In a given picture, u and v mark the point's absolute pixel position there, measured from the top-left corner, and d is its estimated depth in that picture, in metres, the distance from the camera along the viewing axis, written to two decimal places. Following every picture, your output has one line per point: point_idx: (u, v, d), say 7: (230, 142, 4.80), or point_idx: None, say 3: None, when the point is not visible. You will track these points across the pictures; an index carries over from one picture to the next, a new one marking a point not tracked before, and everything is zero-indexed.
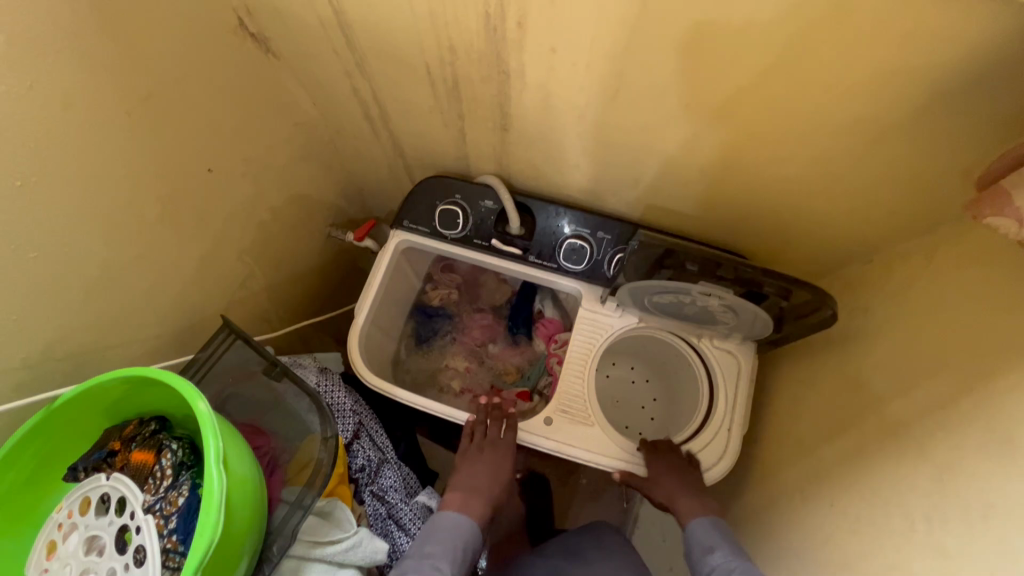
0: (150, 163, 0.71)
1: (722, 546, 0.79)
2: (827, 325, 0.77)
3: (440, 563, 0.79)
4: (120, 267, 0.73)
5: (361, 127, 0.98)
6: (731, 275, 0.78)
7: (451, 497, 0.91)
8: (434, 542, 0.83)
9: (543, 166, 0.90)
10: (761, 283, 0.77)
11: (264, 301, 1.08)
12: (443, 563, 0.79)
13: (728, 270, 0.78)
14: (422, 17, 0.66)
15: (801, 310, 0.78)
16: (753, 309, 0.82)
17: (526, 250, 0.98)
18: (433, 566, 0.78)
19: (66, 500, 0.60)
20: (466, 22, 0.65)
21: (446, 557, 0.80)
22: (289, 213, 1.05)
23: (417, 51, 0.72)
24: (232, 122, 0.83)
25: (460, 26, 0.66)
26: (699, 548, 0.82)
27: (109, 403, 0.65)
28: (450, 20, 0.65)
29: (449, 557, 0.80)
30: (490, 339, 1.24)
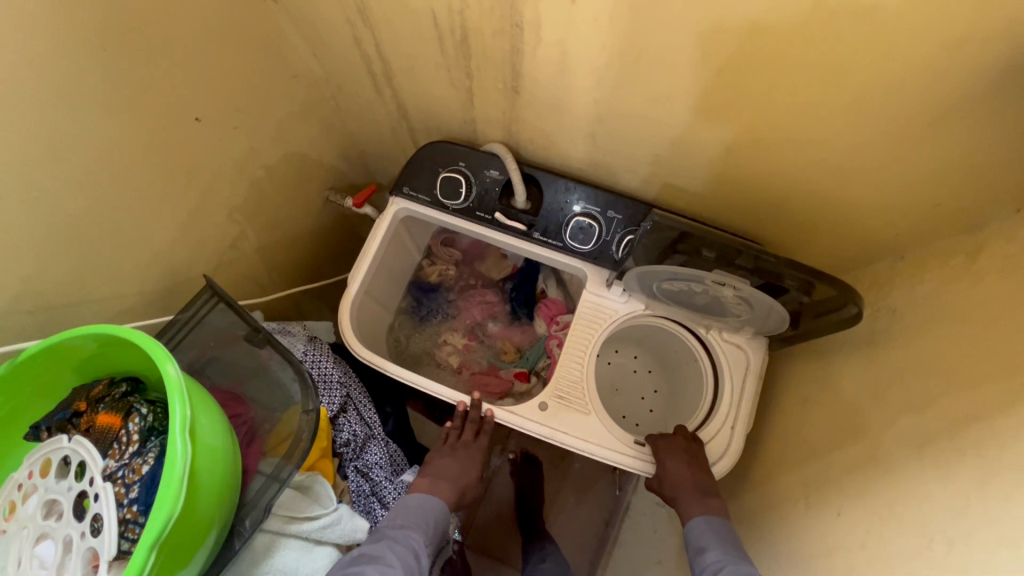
0: (129, 106, 0.66)
1: (715, 547, 0.77)
2: (850, 325, 0.72)
3: (415, 532, 0.76)
4: (97, 216, 0.68)
5: (364, 84, 0.92)
6: (749, 265, 0.73)
7: (421, 480, 0.85)
8: (409, 515, 0.78)
9: (555, 137, 0.84)
10: (782, 275, 0.72)
11: (256, 263, 1.04)
12: (418, 533, 0.76)
13: (745, 257, 0.73)
14: None
15: (822, 306, 0.73)
16: (770, 303, 0.77)
17: (531, 226, 0.92)
18: (407, 536, 0.75)
19: (27, 460, 0.57)
20: None
21: (419, 528, 0.77)
22: (285, 173, 1.00)
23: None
24: (223, 67, 0.77)
25: None
26: (693, 548, 0.79)
27: (80, 360, 0.62)
28: None
29: (422, 528, 0.77)
30: (489, 317, 1.19)
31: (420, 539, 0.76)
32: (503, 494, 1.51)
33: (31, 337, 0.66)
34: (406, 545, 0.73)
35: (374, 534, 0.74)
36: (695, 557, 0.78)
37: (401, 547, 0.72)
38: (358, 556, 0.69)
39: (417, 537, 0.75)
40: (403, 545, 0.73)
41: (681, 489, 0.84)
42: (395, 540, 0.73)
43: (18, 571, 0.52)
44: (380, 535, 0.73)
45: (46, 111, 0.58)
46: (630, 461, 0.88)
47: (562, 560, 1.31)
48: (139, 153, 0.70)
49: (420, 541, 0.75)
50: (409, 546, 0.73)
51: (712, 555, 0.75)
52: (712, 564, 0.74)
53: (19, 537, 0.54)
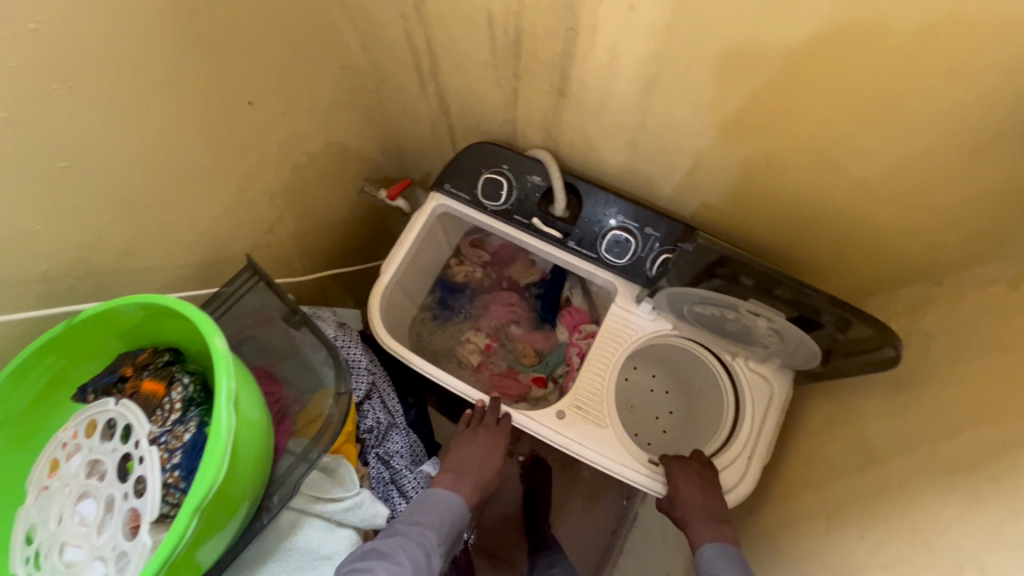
0: (187, 85, 0.68)
1: None
2: (886, 368, 0.67)
3: (429, 530, 0.76)
4: (148, 191, 0.70)
5: (410, 78, 0.94)
6: (790, 296, 0.69)
7: (444, 477, 0.85)
8: (423, 513, 0.79)
9: (596, 143, 0.85)
10: (820, 311, 0.68)
11: (291, 247, 1.06)
12: (431, 533, 0.76)
13: (785, 288, 0.69)
14: None
15: (858, 345, 0.68)
16: (800, 337, 0.73)
17: (567, 235, 0.92)
18: (421, 533, 0.75)
19: (73, 420, 0.58)
20: None
21: (433, 526, 0.77)
22: (325, 161, 1.03)
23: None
24: (277, 54, 0.78)
25: None
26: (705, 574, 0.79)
27: (128, 327, 0.64)
28: None
29: (437, 527, 0.78)
30: (512, 320, 1.20)
31: (433, 538, 0.76)
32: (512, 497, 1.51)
33: (82, 301, 0.68)
34: (418, 542, 0.74)
35: (388, 529, 0.74)
36: None
37: (413, 545, 0.73)
38: (368, 550, 0.70)
39: (429, 536, 0.76)
40: (414, 543, 0.73)
41: (691, 514, 0.83)
42: (406, 537, 0.73)
43: (60, 527, 0.54)
44: (394, 530, 0.74)
45: (111, 85, 0.59)
46: (642, 480, 0.87)
47: (568, 566, 1.31)
48: (193, 132, 0.72)
49: (434, 540, 0.76)
50: (421, 544, 0.74)
51: None
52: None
53: (62, 494, 0.55)
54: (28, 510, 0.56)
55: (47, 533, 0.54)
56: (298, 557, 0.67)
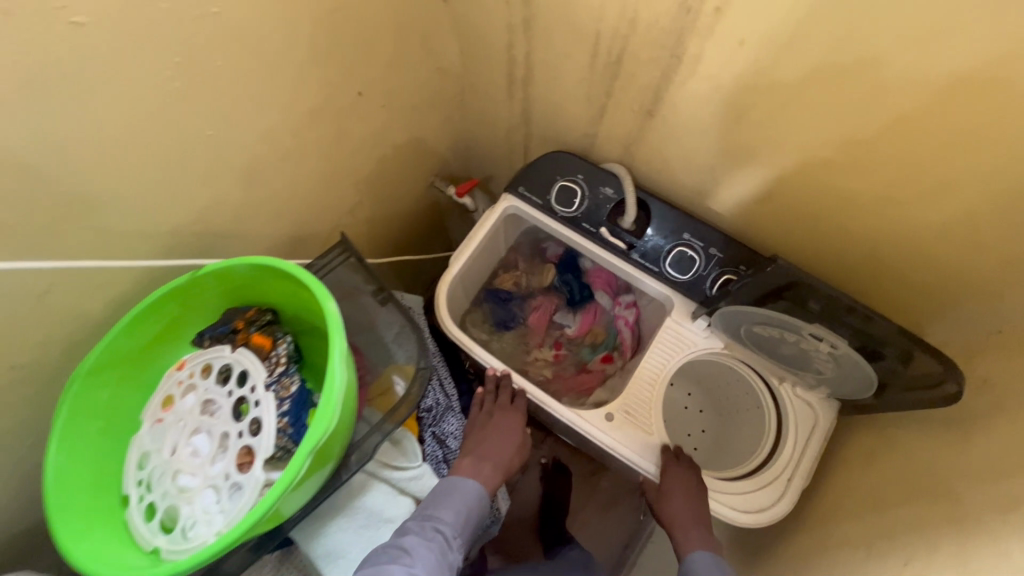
0: (313, 71, 0.74)
1: None
2: (947, 405, 0.69)
3: (444, 525, 0.72)
4: (264, 162, 0.76)
5: (498, 85, 0.99)
6: (858, 325, 0.73)
7: (463, 464, 0.84)
8: (430, 505, 0.74)
9: (672, 163, 0.90)
10: (882, 343, 0.72)
11: (363, 231, 1.12)
12: (446, 525, 0.72)
13: (852, 313, 0.73)
14: None
15: (918, 379, 0.71)
16: (862, 365, 0.77)
17: (631, 247, 0.97)
18: (434, 529, 0.71)
19: (189, 362, 0.64)
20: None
21: (448, 518, 0.73)
22: (406, 154, 1.09)
23: (594, 15, 0.72)
24: (389, 51, 0.85)
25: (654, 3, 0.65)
26: None
27: (239, 286, 0.70)
28: None
29: (452, 519, 0.73)
30: (557, 313, 1.21)
31: (451, 530, 0.72)
32: (527, 500, 1.53)
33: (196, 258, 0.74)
34: (430, 540, 0.69)
35: (401, 528, 0.71)
36: None
37: (425, 544, 0.68)
38: (380, 554, 0.67)
39: (443, 531, 0.71)
40: (427, 540, 0.69)
41: (679, 520, 0.89)
42: (418, 536, 0.69)
43: (173, 456, 0.60)
44: (404, 528, 0.70)
45: (258, 65, 0.65)
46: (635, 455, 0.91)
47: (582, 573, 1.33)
48: (309, 115, 0.78)
49: (449, 534, 0.71)
50: (435, 542, 0.69)
51: None
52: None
53: (177, 427, 0.61)
54: (142, 439, 0.62)
55: (161, 460, 0.60)
56: (366, 516, 0.72)
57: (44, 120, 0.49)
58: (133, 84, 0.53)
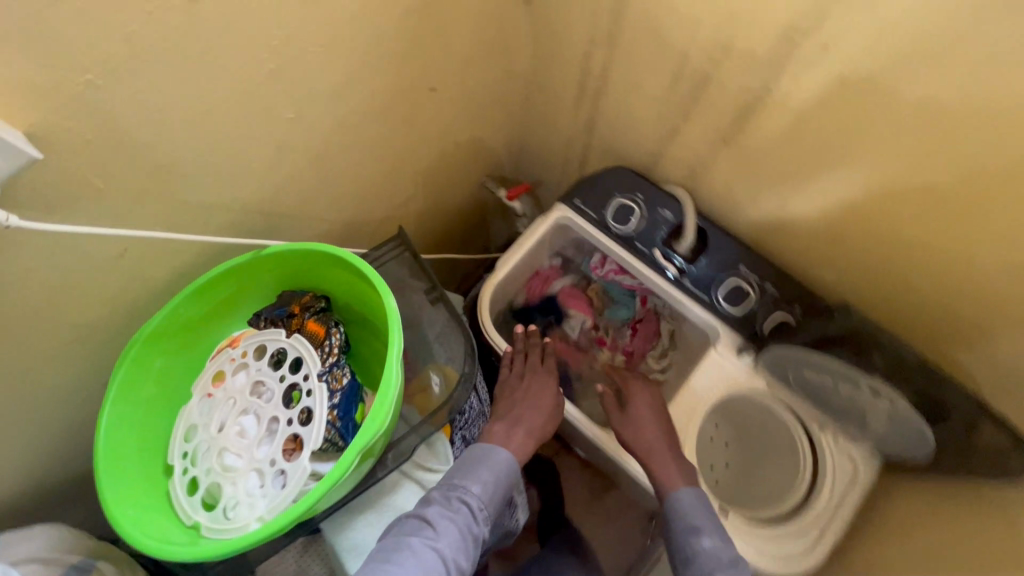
0: (393, 64, 0.74)
1: (710, 531, 0.76)
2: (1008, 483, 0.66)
3: (470, 498, 0.69)
4: (333, 148, 0.76)
5: (566, 94, 0.98)
6: (921, 390, 0.73)
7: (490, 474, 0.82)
8: (457, 474, 0.72)
9: (738, 192, 0.87)
10: (947, 412, 0.71)
11: (411, 224, 1.11)
12: (471, 497, 0.69)
13: (923, 376, 0.73)
14: (717, 8, 0.64)
15: (979, 451, 0.68)
16: (919, 427, 0.73)
17: (684, 272, 0.95)
18: (460, 501, 0.69)
19: (244, 341, 0.65)
20: (764, 27, 0.62)
21: (476, 490, 0.70)
22: (464, 151, 1.08)
23: (685, 36, 0.70)
24: (467, 50, 0.85)
25: (753, 30, 0.64)
26: (685, 524, 0.78)
27: (297, 268, 0.70)
28: (748, 21, 0.63)
29: (480, 491, 0.70)
30: (566, 331, 1.09)
31: (478, 501, 0.70)
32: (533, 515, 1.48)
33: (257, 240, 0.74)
34: (453, 514, 0.67)
35: (426, 496, 0.70)
36: (687, 535, 0.76)
37: (447, 519, 0.66)
38: (404, 522, 0.67)
39: (466, 502, 0.69)
40: (452, 512, 0.67)
41: (655, 456, 0.85)
42: (442, 506, 0.68)
43: (219, 433, 0.60)
44: (428, 499, 0.69)
45: (346, 54, 0.65)
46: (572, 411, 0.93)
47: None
48: (383, 107, 0.79)
49: (475, 506, 0.69)
50: (458, 518, 0.67)
51: (710, 541, 0.75)
52: (713, 556, 0.74)
53: (226, 405, 0.61)
54: (190, 411, 0.62)
55: (207, 436, 0.60)
56: (393, 516, 0.72)
57: (147, 90, 0.49)
58: (233, 61, 0.54)
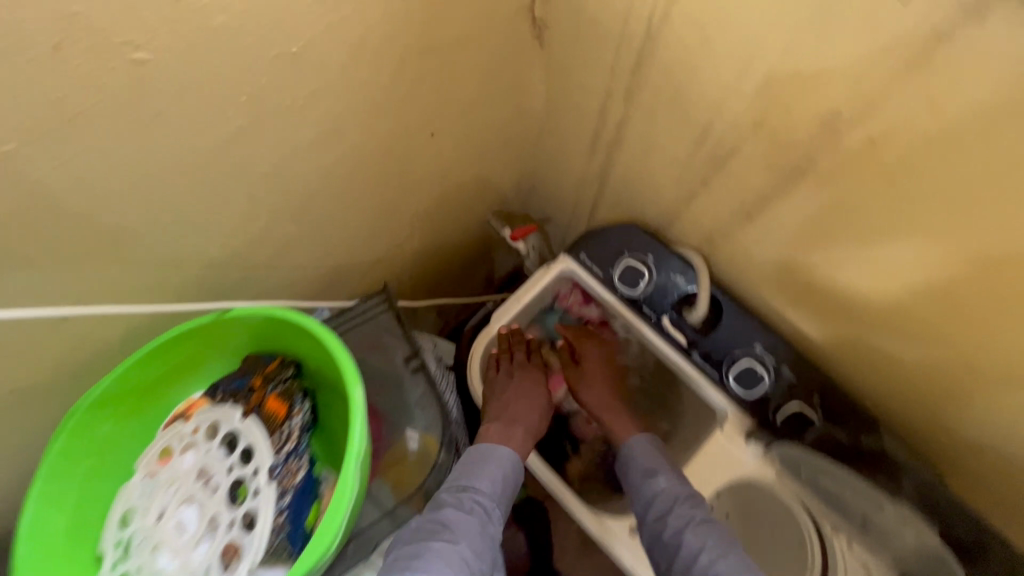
0: (385, 110, 0.67)
1: (666, 471, 0.78)
2: None
3: (482, 497, 0.69)
4: (316, 200, 0.69)
5: (578, 143, 0.90)
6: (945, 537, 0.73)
7: None
8: (467, 477, 0.71)
9: (758, 270, 0.79)
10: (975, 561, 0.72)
11: (407, 264, 1.05)
12: (483, 496, 0.69)
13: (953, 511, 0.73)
14: (748, 80, 0.57)
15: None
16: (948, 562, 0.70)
17: (693, 344, 0.87)
18: (472, 500, 0.68)
19: (196, 416, 0.61)
20: (802, 106, 0.55)
21: (486, 490, 0.70)
22: (468, 192, 1.01)
23: (713, 104, 0.63)
24: (471, 93, 0.78)
25: (789, 108, 0.56)
26: (639, 470, 0.80)
27: (264, 331, 0.64)
28: (782, 97, 0.56)
29: (491, 489, 0.70)
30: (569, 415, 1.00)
31: (490, 501, 0.69)
32: None
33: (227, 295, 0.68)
34: (467, 510, 0.67)
35: (437, 498, 0.68)
36: (643, 478, 0.79)
37: (462, 516, 0.66)
38: (421, 529, 0.65)
39: (478, 500, 0.68)
40: (468, 513, 0.66)
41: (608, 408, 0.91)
42: (458, 508, 0.67)
43: (158, 524, 0.57)
44: (439, 500, 0.68)
45: (331, 107, 0.59)
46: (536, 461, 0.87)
47: None
48: (374, 155, 0.72)
49: (489, 506, 0.69)
50: (473, 513, 0.67)
51: (666, 482, 0.76)
52: (670, 495, 0.75)
53: (168, 491, 0.58)
54: (130, 492, 0.59)
55: (145, 524, 0.57)
56: None
57: (83, 154, 0.43)
58: (189, 121, 0.47)
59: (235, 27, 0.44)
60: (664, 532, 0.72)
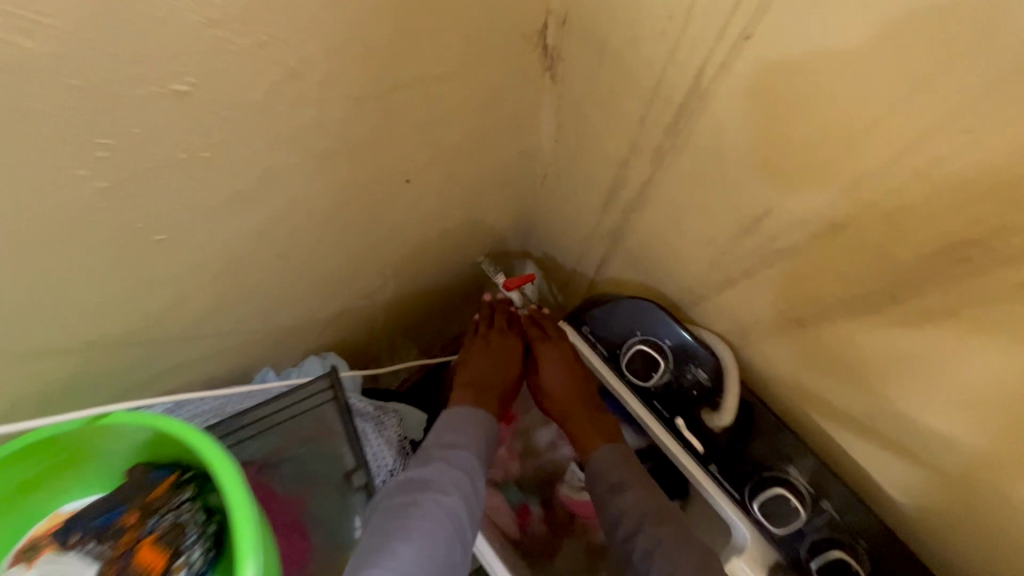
0: (339, 158, 0.52)
1: (632, 483, 0.72)
2: None
3: (464, 454, 0.71)
4: (245, 254, 0.55)
5: (588, 199, 0.74)
6: None
7: None
8: (450, 439, 0.72)
9: (799, 379, 0.63)
10: None
11: (381, 313, 0.90)
12: (467, 453, 0.71)
13: None
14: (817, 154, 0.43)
15: None
16: None
17: (710, 454, 0.71)
18: (457, 460, 0.69)
19: (44, 562, 0.46)
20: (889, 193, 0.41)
21: (469, 449, 0.72)
22: (459, 237, 0.86)
23: (766, 175, 0.49)
24: (461, 135, 0.63)
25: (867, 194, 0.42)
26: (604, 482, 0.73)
27: (152, 440, 0.49)
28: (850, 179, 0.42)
29: (473, 450, 0.72)
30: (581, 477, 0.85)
31: (474, 462, 0.70)
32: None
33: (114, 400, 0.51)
34: (455, 466, 0.69)
35: (423, 456, 0.70)
36: (610, 492, 0.72)
37: (449, 472, 0.68)
38: (408, 485, 0.66)
39: (462, 457, 0.70)
40: (454, 468, 0.68)
41: (574, 413, 0.80)
42: (445, 465, 0.68)
43: None
44: (427, 457, 0.69)
45: (255, 152, 0.45)
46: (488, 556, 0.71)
47: None
48: (328, 207, 0.57)
49: (473, 462, 0.70)
50: (460, 470, 0.68)
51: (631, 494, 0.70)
52: (634, 515, 0.69)
53: None
54: None
55: None
56: None
57: None
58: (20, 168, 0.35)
59: (81, 58, 0.32)
60: (633, 553, 0.68)
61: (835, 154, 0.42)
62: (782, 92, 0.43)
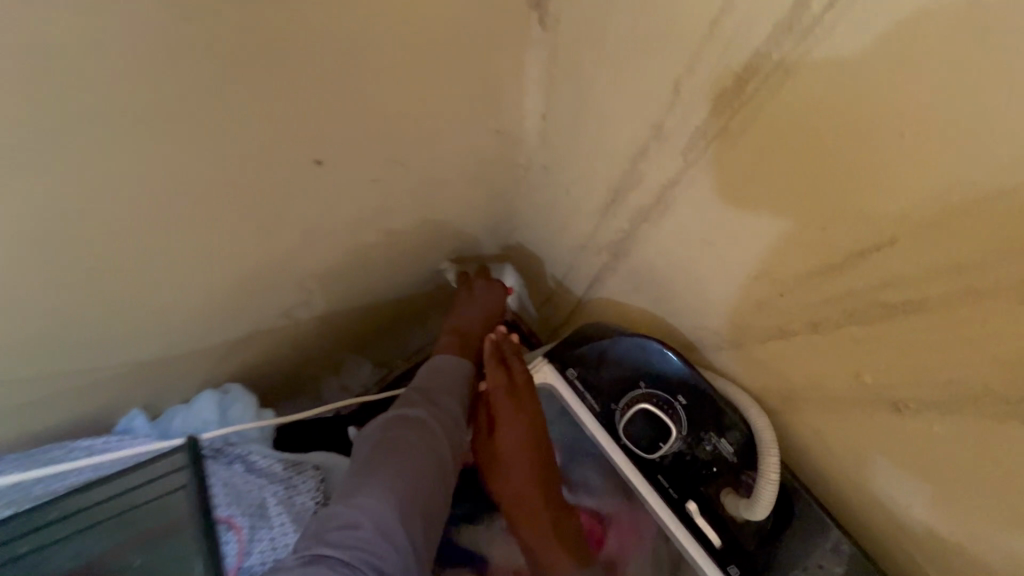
0: (185, 101, 0.33)
1: None
2: None
3: (450, 400, 0.59)
4: (30, 242, 0.35)
5: (583, 201, 0.55)
6: None
7: None
8: (432, 383, 0.60)
9: (870, 472, 0.44)
10: None
11: (311, 333, 0.70)
12: (454, 399, 0.59)
13: None
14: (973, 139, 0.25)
15: None
16: None
17: (728, 557, 0.51)
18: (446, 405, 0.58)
19: None
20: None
21: (455, 395, 0.60)
22: (414, 244, 0.65)
23: (875, 174, 0.30)
24: (406, 99, 0.43)
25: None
26: None
27: None
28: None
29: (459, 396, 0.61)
30: None
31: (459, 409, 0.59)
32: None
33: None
34: (444, 412, 0.57)
35: (405, 399, 0.58)
36: None
37: (437, 418, 0.56)
38: (395, 422, 0.54)
39: (451, 402, 0.59)
40: (443, 414, 0.57)
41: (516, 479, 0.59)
42: (430, 410, 0.56)
43: None
44: (409, 399, 0.57)
45: None
46: None
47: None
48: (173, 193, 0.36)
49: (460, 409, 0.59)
50: (449, 417, 0.57)
51: None
52: None
53: None
54: None
55: None
56: None
57: None
58: None
59: None
60: None
61: (1020, 135, 0.24)
62: (941, 24, 0.25)
